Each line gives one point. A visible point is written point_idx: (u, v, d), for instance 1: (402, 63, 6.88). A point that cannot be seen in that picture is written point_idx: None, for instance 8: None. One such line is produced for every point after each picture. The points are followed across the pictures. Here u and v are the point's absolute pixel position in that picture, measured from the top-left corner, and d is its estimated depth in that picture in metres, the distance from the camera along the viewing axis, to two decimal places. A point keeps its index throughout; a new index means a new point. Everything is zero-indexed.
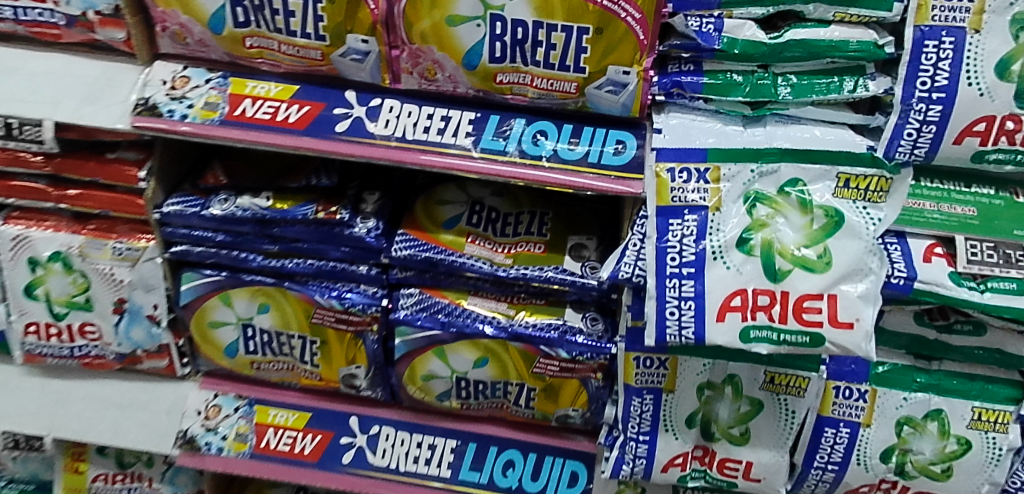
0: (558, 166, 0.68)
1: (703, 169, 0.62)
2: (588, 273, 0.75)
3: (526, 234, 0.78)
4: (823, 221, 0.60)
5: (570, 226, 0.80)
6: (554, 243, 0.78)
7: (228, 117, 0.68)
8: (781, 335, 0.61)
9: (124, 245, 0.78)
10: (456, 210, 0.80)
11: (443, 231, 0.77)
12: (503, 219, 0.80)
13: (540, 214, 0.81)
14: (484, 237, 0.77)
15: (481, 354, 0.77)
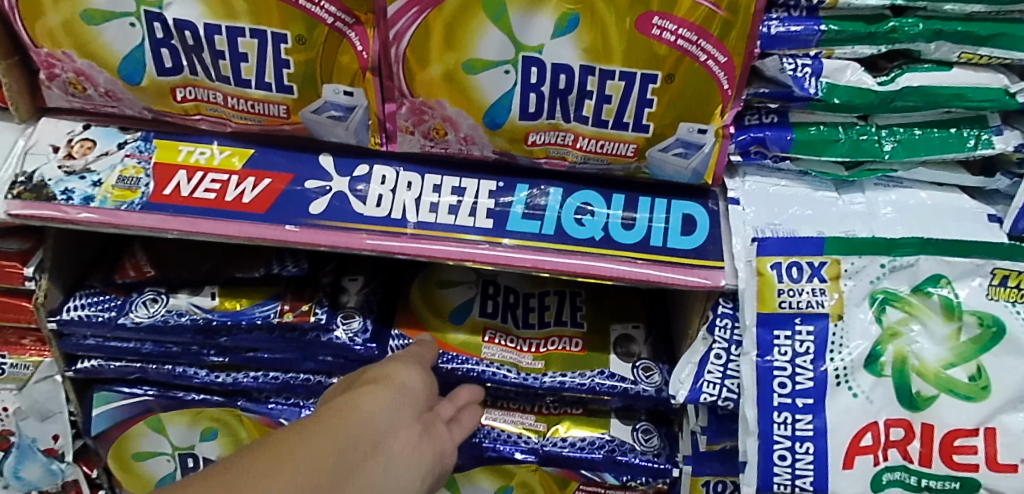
0: (611, 251, 0.51)
1: (818, 263, 0.46)
2: (642, 377, 0.57)
3: (558, 325, 0.60)
4: (974, 330, 0.46)
5: (612, 311, 0.62)
6: (594, 336, 0.60)
7: (153, 199, 0.48)
8: (923, 480, 0.47)
9: (4, 361, 0.55)
10: (464, 294, 0.61)
11: (449, 328, 0.59)
12: (525, 303, 0.61)
13: (571, 295, 0.62)
14: (504, 331, 0.59)
15: (506, 483, 0.61)
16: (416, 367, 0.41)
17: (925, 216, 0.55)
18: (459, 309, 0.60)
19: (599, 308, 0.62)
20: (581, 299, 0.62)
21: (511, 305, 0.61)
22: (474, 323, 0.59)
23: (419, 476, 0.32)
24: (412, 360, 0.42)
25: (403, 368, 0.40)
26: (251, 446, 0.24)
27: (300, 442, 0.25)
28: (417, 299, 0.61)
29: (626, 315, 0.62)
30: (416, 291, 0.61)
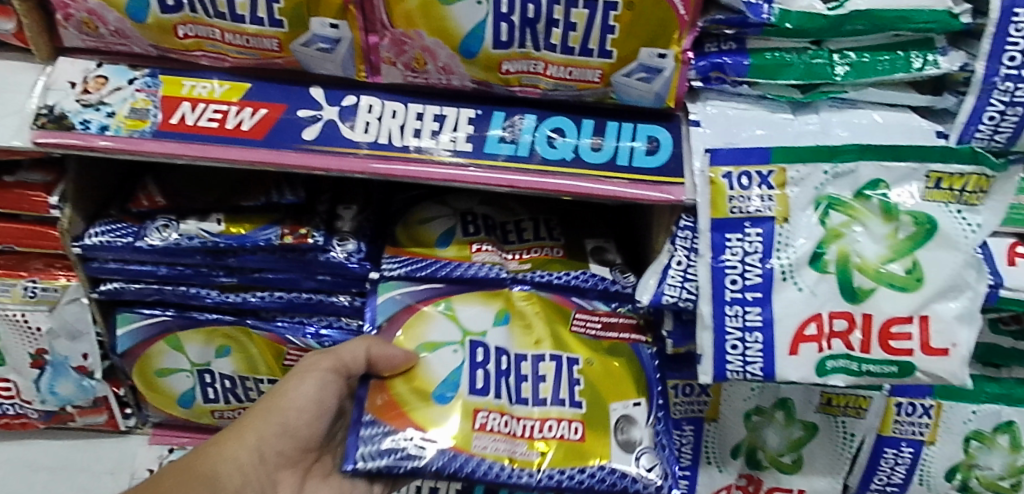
0: (578, 171, 0.55)
1: (766, 172, 0.51)
2: (646, 474, 0.54)
3: (556, 404, 0.56)
4: (910, 229, 0.50)
5: (608, 381, 0.58)
6: (593, 422, 0.56)
7: (162, 127, 0.53)
8: (864, 365, 0.51)
9: (37, 285, 0.60)
10: (451, 360, 0.57)
11: (434, 411, 0.55)
12: (518, 371, 0.57)
13: (569, 360, 0.58)
14: (498, 410, 0.55)
15: None
16: (289, 411, 0.54)
17: (877, 135, 0.58)
18: (443, 390, 0.56)
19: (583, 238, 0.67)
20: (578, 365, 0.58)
21: (502, 373, 0.57)
22: (459, 262, 0.62)
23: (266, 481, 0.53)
24: (304, 391, 0.55)
25: (273, 419, 0.54)
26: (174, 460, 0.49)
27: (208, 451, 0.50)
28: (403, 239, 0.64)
29: (596, 233, 0.68)
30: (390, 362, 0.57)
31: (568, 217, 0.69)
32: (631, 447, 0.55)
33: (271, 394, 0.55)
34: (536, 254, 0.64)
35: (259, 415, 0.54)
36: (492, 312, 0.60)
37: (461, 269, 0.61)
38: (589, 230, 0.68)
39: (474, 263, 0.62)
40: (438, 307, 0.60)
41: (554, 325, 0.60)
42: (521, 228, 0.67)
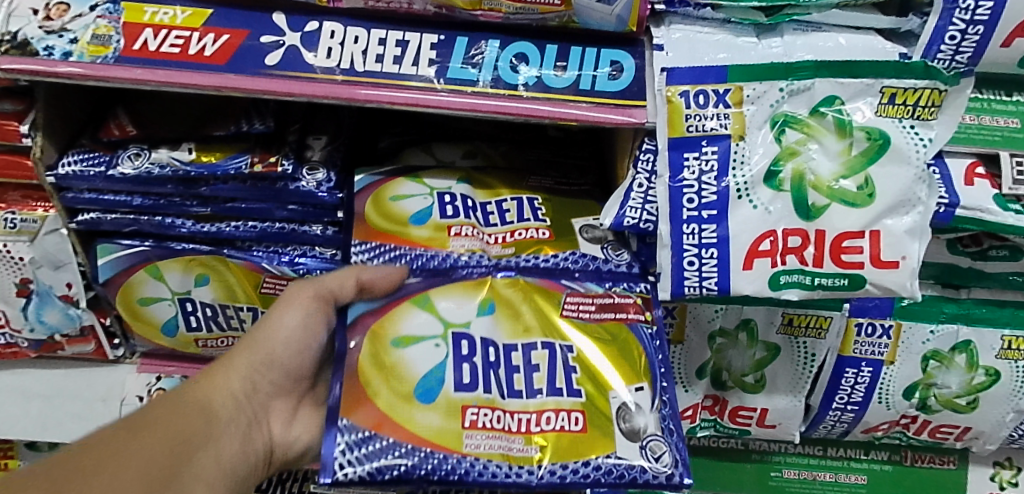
0: (542, 95, 0.55)
1: (722, 90, 0.51)
2: (653, 462, 0.50)
3: (553, 394, 0.52)
4: (864, 145, 0.51)
5: (610, 369, 0.54)
6: (594, 411, 0.52)
7: (125, 53, 0.53)
8: (816, 279, 0.53)
9: (16, 216, 0.62)
10: (433, 355, 0.54)
11: (419, 411, 0.51)
12: (508, 361, 0.54)
13: (562, 348, 0.55)
14: (488, 405, 0.52)
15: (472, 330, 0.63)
16: (278, 343, 0.56)
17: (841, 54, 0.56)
18: (429, 387, 0.52)
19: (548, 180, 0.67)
20: (572, 352, 0.55)
21: (490, 364, 0.54)
22: (438, 254, 0.61)
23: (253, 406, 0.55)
24: (290, 324, 0.57)
25: (262, 350, 0.56)
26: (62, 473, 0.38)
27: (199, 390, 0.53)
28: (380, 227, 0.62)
29: (577, 210, 0.66)
30: (368, 357, 0.54)
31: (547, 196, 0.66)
32: (639, 436, 0.51)
33: (257, 327, 0.57)
34: (516, 240, 0.63)
35: (247, 348, 0.56)
36: (476, 301, 0.57)
37: (441, 261, 0.61)
38: (569, 210, 0.66)
39: (452, 253, 0.61)
40: (415, 300, 0.57)
41: (543, 315, 0.57)
42: (500, 208, 0.64)
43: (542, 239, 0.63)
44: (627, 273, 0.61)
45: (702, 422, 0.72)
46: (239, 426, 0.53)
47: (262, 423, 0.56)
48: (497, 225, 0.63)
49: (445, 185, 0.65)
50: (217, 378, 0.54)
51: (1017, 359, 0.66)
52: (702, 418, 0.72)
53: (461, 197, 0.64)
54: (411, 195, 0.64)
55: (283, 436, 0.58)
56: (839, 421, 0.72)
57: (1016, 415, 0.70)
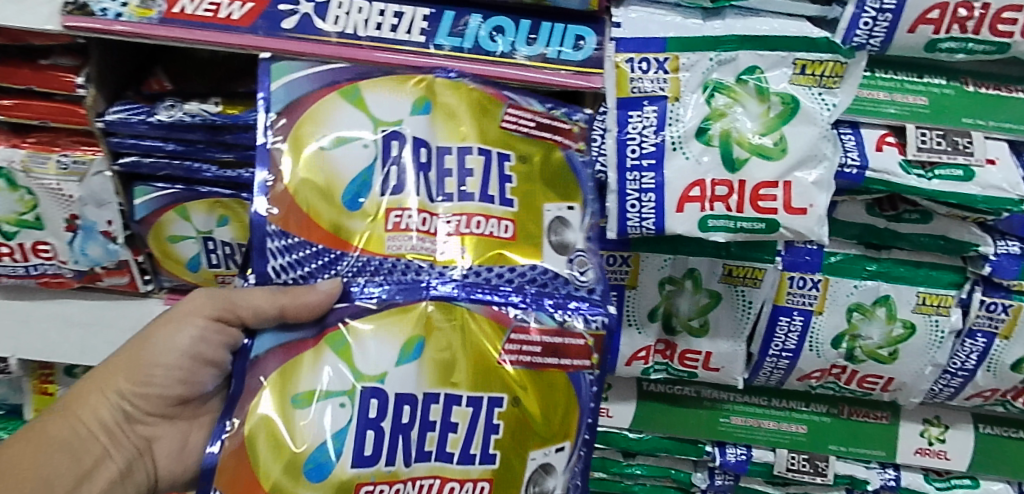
0: (528, 63, 0.64)
1: (662, 58, 0.61)
2: None
3: (465, 460, 0.54)
4: (779, 108, 0.61)
5: (532, 427, 0.55)
6: (502, 477, 0.55)
7: (167, 15, 0.64)
8: (738, 223, 0.61)
9: (68, 157, 0.72)
10: (337, 416, 0.53)
11: (307, 486, 0.52)
12: (417, 427, 0.54)
13: (487, 403, 0.54)
14: (388, 479, 0.53)
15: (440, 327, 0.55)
16: (157, 369, 0.62)
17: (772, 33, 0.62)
18: (322, 460, 0.52)
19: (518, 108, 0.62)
20: (499, 407, 0.55)
21: (400, 429, 0.53)
22: (371, 258, 0.56)
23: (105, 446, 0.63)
24: (175, 344, 0.61)
25: (141, 375, 0.62)
26: None
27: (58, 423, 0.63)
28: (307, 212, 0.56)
29: (551, 189, 0.61)
30: (267, 415, 0.52)
31: (517, 147, 0.61)
32: None
33: (135, 352, 0.62)
34: (467, 234, 0.57)
35: (124, 373, 0.62)
36: (398, 346, 0.54)
37: (378, 293, 0.55)
38: (540, 183, 0.61)
39: (388, 258, 0.56)
40: (331, 342, 0.54)
41: (473, 363, 0.54)
42: (459, 156, 0.59)
43: (501, 238, 0.58)
44: (589, 298, 0.58)
45: (655, 364, 0.80)
46: (109, 462, 0.63)
47: (144, 449, 0.65)
48: (449, 201, 0.58)
49: (392, 122, 0.59)
50: (85, 415, 0.63)
51: (931, 314, 0.75)
52: (654, 361, 0.80)
53: (409, 151, 0.59)
54: (347, 140, 0.58)
55: (171, 459, 0.66)
56: (776, 367, 0.79)
57: (932, 368, 0.78)
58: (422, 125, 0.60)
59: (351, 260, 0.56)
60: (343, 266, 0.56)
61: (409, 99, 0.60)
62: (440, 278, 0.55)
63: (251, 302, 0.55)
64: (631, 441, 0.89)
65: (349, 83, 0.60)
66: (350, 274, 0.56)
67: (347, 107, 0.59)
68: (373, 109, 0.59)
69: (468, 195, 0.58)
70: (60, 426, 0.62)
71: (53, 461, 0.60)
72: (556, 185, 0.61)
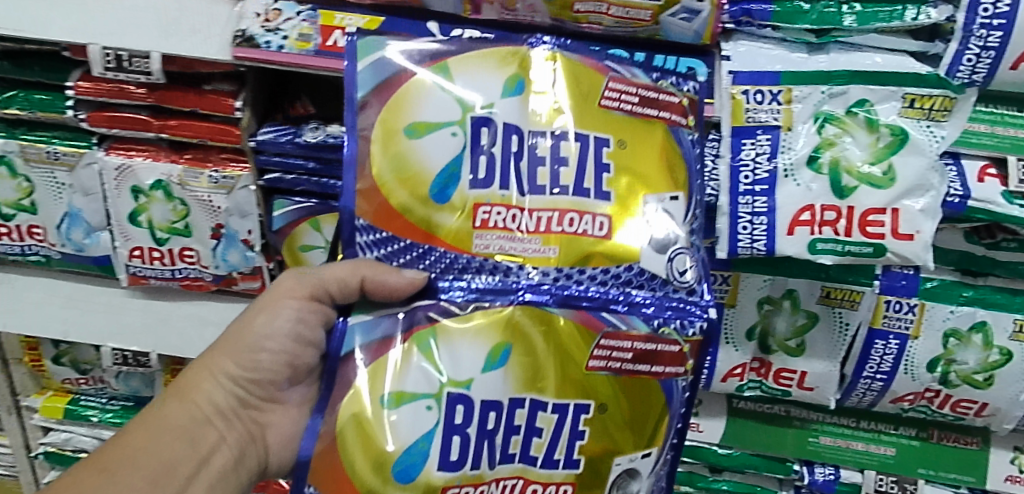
0: None
1: (776, 91, 0.65)
2: None
3: (550, 464, 0.57)
4: (888, 139, 0.64)
5: (616, 432, 0.57)
6: (585, 481, 0.57)
7: (322, 48, 0.71)
8: (846, 246, 0.65)
9: (218, 173, 0.80)
10: (423, 419, 0.54)
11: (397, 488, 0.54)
12: (502, 433, 0.55)
13: (573, 410, 0.56)
14: (473, 480, 0.55)
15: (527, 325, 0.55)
16: (260, 352, 0.61)
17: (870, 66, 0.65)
18: (412, 461, 0.54)
19: (618, 87, 0.61)
20: (585, 414, 0.56)
21: (486, 433, 0.55)
22: (459, 254, 0.57)
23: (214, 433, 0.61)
24: (277, 325, 0.60)
25: (245, 357, 0.61)
26: None
27: (162, 413, 0.61)
28: (398, 207, 0.57)
29: (659, 181, 0.59)
30: (356, 416, 0.54)
31: (615, 131, 0.60)
32: None
33: (239, 332, 0.62)
34: (559, 232, 0.56)
35: (228, 356, 0.62)
36: (486, 350, 0.55)
37: (465, 293, 0.56)
38: (637, 174, 0.59)
39: (475, 255, 0.57)
40: (418, 342, 0.55)
41: (560, 369, 0.55)
42: (553, 142, 0.58)
43: (596, 236, 0.56)
44: (687, 301, 0.58)
45: (749, 382, 0.84)
46: (224, 449, 0.61)
47: (257, 435, 0.63)
48: (541, 195, 0.57)
49: (483, 106, 0.58)
50: (197, 400, 0.61)
51: None
52: (748, 378, 0.83)
53: (500, 139, 0.58)
54: (436, 126, 0.57)
55: (282, 446, 0.65)
56: (869, 389, 0.82)
57: None
58: (516, 109, 0.59)
59: (438, 256, 0.57)
60: (431, 261, 0.57)
61: (501, 80, 0.60)
62: (532, 286, 0.55)
63: (336, 274, 0.57)
64: (720, 456, 0.92)
65: (440, 61, 0.60)
66: (439, 268, 0.57)
67: (435, 90, 0.58)
68: (460, 91, 0.59)
69: (563, 188, 0.57)
70: (162, 416, 0.60)
71: (167, 447, 0.58)
72: (658, 176, 0.59)
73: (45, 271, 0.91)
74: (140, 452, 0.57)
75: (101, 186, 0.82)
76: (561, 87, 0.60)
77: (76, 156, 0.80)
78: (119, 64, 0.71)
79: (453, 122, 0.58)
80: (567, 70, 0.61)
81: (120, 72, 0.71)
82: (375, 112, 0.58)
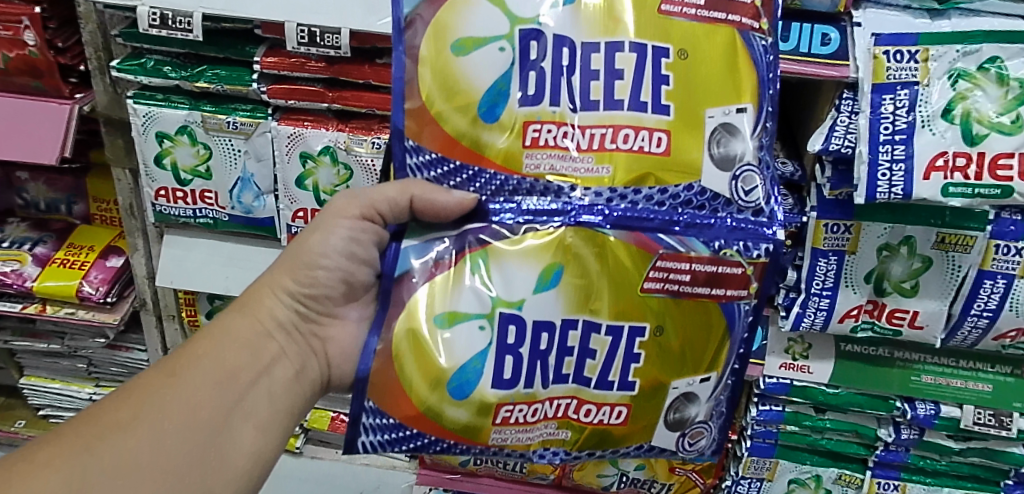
0: (802, 59, 0.77)
1: (914, 51, 0.74)
2: (684, 445, 0.66)
3: (605, 386, 0.60)
4: (1017, 91, 0.72)
5: (670, 353, 0.61)
6: (637, 407, 0.61)
7: None
8: (977, 189, 0.73)
9: (382, 140, 0.87)
10: (478, 337, 0.58)
11: (450, 404, 0.58)
12: (550, 353, 0.59)
13: (629, 332, 0.59)
14: (517, 401, 0.59)
15: (565, 255, 0.58)
16: (315, 271, 0.64)
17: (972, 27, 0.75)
18: (467, 378, 0.58)
19: None
20: (641, 337, 0.59)
21: (539, 354, 0.59)
22: (510, 175, 0.59)
23: (275, 347, 0.64)
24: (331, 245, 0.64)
25: (303, 276, 0.65)
26: (123, 405, 0.55)
27: (228, 325, 0.64)
28: (455, 134, 0.59)
29: (724, 94, 0.59)
30: (407, 332, 0.58)
31: (676, 42, 0.58)
32: (684, 422, 0.64)
33: (298, 251, 0.65)
34: (612, 150, 0.57)
35: (288, 273, 0.65)
36: (538, 271, 0.58)
37: (517, 216, 0.59)
38: (700, 88, 0.58)
39: (524, 177, 0.59)
40: (471, 262, 0.59)
41: (611, 291, 0.58)
42: (607, 54, 0.58)
43: (654, 153, 0.57)
44: (756, 223, 0.59)
45: (863, 323, 0.92)
46: (286, 360, 0.64)
47: (319, 349, 0.66)
48: (593, 111, 0.58)
49: (531, 18, 0.58)
50: (261, 315, 0.64)
51: None
52: (863, 319, 0.92)
53: (550, 52, 0.58)
54: (484, 41, 0.58)
55: (343, 358, 0.67)
56: (975, 326, 0.89)
57: None
58: (569, 20, 0.58)
59: (488, 177, 0.59)
60: (482, 182, 0.60)
61: None
62: (586, 208, 0.58)
63: (386, 195, 0.61)
64: (829, 395, 1.00)
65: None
66: (490, 190, 0.60)
67: (482, 3, 0.59)
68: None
69: (616, 103, 0.58)
70: (228, 326, 0.64)
71: (233, 355, 0.61)
72: (721, 89, 0.59)
73: (208, 233, 1.00)
74: (210, 357, 0.60)
75: (272, 153, 0.90)
76: None
77: (253, 125, 0.88)
78: (312, 39, 0.79)
79: (502, 37, 0.58)
80: None
81: (313, 46, 0.80)
82: (427, 21, 0.59)
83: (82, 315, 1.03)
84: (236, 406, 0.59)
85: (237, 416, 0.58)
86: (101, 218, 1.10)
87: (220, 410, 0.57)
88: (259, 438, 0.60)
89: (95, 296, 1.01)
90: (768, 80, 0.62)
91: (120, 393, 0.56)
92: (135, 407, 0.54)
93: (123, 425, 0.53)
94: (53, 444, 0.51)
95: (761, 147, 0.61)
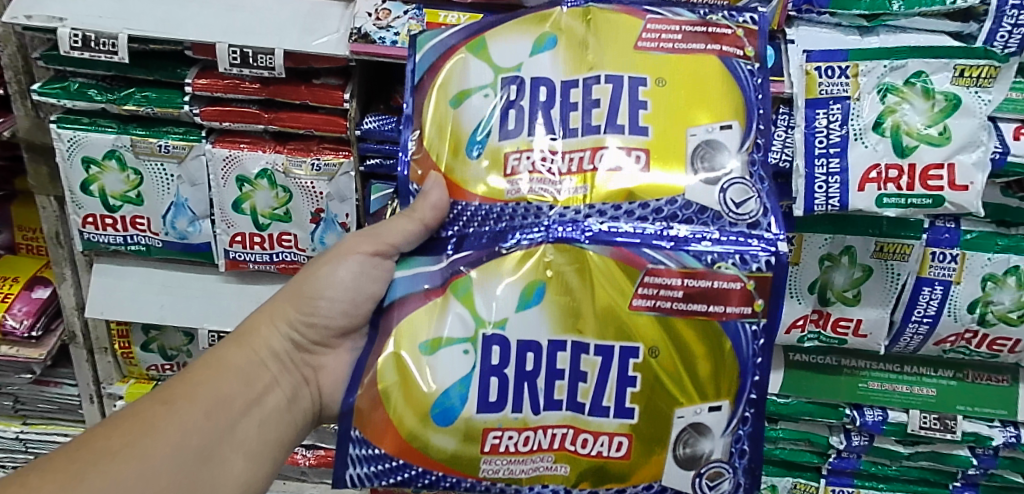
0: None
1: (844, 66, 0.75)
2: (703, 487, 0.61)
3: (599, 412, 0.59)
4: (942, 104, 0.74)
5: (666, 377, 0.59)
6: (637, 439, 0.60)
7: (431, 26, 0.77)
8: (910, 199, 0.74)
9: (321, 161, 0.84)
10: (463, 360, 0.58)
11: (434, 432, 0.59)
12: (538, 377, 0.59)
13: (623, 353, 0.58)
14: (513, 426, 0.59)
15: (546, 272, 0.58)
16: (309, 302, 0.65)
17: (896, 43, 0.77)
18: (449, 404, 0.58)
19: (659, 29, 0.65)
20: (634, 358, 0.58)
21: (525, 376, 0.59)
22: (494, 204, 0.61)
23: (269, 377, 0.64)
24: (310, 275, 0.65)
25: (305, 305, 0.66)
26: (115, 430, 0.54)
27: (222, 354, 0.64)
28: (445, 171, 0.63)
29: (697, 113, 0.62)
30: (392, 357, 0.59)
31: (652, 71, 0.63)
32: (695, 459, 0.60)
33: (303, 283, 0.67)
34: (592, 170, 0.60)
35: (292, 303, 0.66)
36: (518, 290, 0.58)
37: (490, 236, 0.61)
38: (677, 113, 0.61)
39: (506, 203, 0.61)
40: (453, 289, 0.60)
41: (600, 311, 0.58)
42: (584, 87, 0.63)
43: (631, 170, 0.59)
44: (752, 235, 0.59)
45: (809, 333, 0.93)
46: (278, 389, 0.64)
47: (310, 378, 0.67)
48: (574, 137, 0.62)
49: (512, 67, 0.65)
50: (257, 345, 0.65)
51: None
52: (808, 329, 0.93)
53: (529, 92, 0.63)
54: (472, 92, 0.64)
55: (335, 388, 0.68)
56: (916, 333, 0.91)
57: None
58: (548, 64, 0.65)
59: (472, 209, 0.62)
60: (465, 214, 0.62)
61: (535, 38, 0.66)
62: (560, 222, 0.59)
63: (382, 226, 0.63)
64: (780, 405, 1.01)
65: (477, 36, 0.67)
66: (476, 220, 0.62)
67: (473, 61, 0.66)
68: (495, 54, 0.65)
69: (594, 128, 0.61)
70: (221, 355, 0.64)
71: (226, 384, 0.61)
72: (702, 110, 0.62)
73: (141, 261, 0.96)
74: (204, 385, 0.60)
75: (207, 177, 0.87)
76: (592, 37, 0.65)
77: (187, 148, 0.85)
78: (244, 60, 0.76)
79: (488, 86, 0.64)
80: (602, 18, 0.66)
81: (245, 67, 0.77)
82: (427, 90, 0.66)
83: (5, 350, 0.99)
84: (229, 433, 0.59)
85: (229, 445, 0.58)
86: (26, 248, 1.05)
87: (212, 436, 0.57)
88: (249, 466, 0.59)
89: (18, 330, 0.97)
90: (758, 100, 0.64)
91: (113, 418, 0.56)
92: (129, 431, 0.54)
93: (118, 450, 0.52)
94: (45, 466, 0.50)
95: (753, 162, 0.61)
